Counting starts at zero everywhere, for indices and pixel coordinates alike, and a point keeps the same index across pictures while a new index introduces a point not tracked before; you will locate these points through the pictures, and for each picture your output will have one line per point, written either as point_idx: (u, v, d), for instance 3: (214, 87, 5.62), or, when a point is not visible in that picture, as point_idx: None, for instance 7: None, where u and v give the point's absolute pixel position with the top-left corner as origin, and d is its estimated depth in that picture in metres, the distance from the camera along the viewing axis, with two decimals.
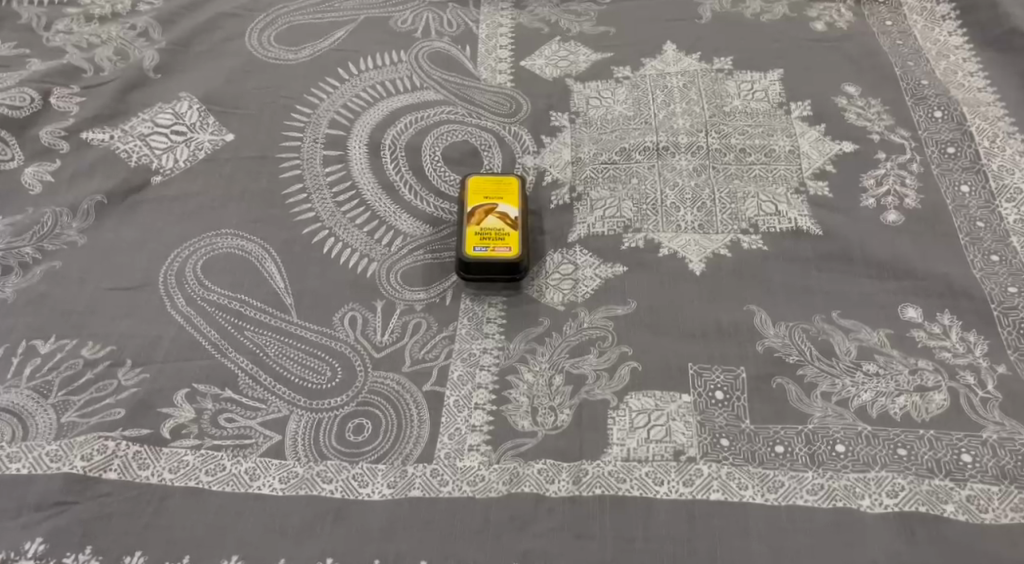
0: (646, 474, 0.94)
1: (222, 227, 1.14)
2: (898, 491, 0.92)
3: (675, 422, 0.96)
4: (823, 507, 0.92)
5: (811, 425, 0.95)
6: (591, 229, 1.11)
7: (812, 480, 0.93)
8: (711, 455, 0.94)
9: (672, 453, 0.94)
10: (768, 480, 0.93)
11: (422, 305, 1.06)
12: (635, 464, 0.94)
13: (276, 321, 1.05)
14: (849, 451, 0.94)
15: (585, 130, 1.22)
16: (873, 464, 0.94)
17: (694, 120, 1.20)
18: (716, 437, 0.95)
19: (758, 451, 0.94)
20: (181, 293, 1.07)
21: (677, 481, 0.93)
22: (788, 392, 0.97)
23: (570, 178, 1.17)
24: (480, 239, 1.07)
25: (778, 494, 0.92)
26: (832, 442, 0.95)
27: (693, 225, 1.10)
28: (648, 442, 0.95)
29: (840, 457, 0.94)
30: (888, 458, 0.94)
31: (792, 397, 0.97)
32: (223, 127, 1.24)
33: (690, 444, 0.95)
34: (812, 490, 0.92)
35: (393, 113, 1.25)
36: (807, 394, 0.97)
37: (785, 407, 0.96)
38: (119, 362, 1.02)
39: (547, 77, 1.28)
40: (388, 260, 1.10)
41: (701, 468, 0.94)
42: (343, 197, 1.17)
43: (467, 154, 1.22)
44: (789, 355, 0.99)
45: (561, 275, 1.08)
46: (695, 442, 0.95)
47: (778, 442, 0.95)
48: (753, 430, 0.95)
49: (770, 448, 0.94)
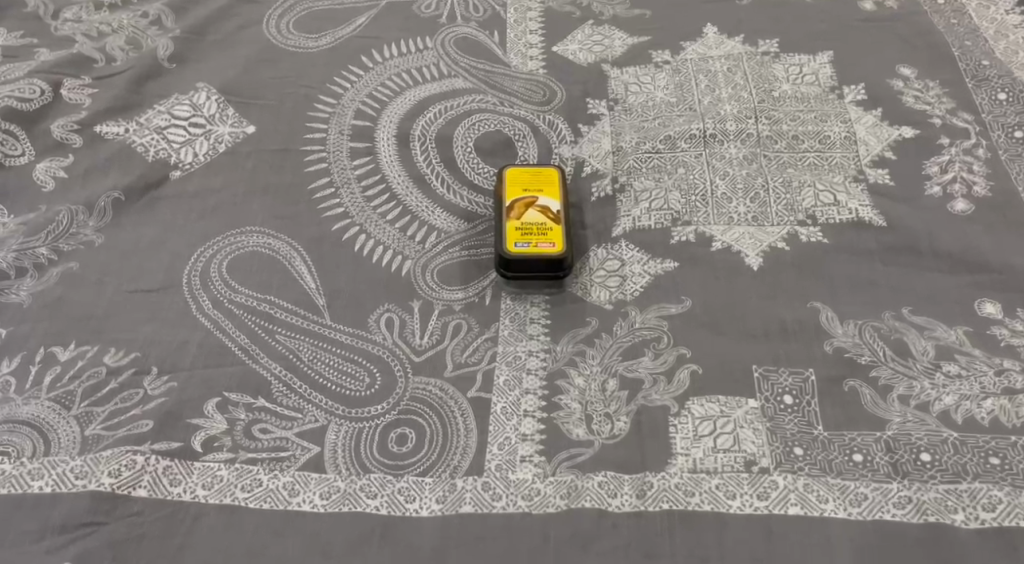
0: (716, 487, 0.88)
1: (248, 226, 1.08)
2: (995, 505, 0.86)
3: (743, 430, 0.90)
4: (913, 522, 0.86)
5: (890, 432, 0.90)
6: (636, 223, 1.06)
7: (897, 492, 0.87)
8: (785, 466, 0.88)
9: (743, 463, 0.89)
10: (850, 493, 0.87)
11: (461, 305, 1.01)
12: (703, 476, 0.89)
13: (309, 324, 0.99)
14: (935, 460, 0.88)
15: (626, 118, 1.16)
16: (964, 475, 0.88)
17: (741, 106, 1.14)
18: (788, 446, 0.89)
19: (835, 461, 0.89)
20: (207, 295, 1.01)
21: (750, 495, 0.87)
22: (861, 395, 0.91)
23: (612, 168, 1.12)
24: (521, 235, 1.02)
25: (861, 508, 0.86)
26: (916, 451, 0.89)
27: (747, 217, 1.04)
28: (715, 452, 0.89)
29: (925, 467, 0.88)
30: (980, 468, 0.88)
31: (867, 401, 0.91)
32: (243, 119, 1.18)
33: (761, 454, 0.89)
34: (898, 503, 0.87)
35: (422, 102, 1.20)
36: (882, 397, 0.91)
37: (858, 411, 0.91)
38: (144, 370, 0.96)
39: (581, 62, 1.23)
40: (423, 257, 1.05)
41: (776, 480, 0.88)
42: (372, 192, 1.12)
43: (501, 145, 1.17)
44: (861, 356, 0.93)
45: (606, 272, 1.02)
46: (767, 451, 0.89)
47: (855, 451, 0.89)
48: (827, 438, 0.90)
49: (848, 457, 0.89)
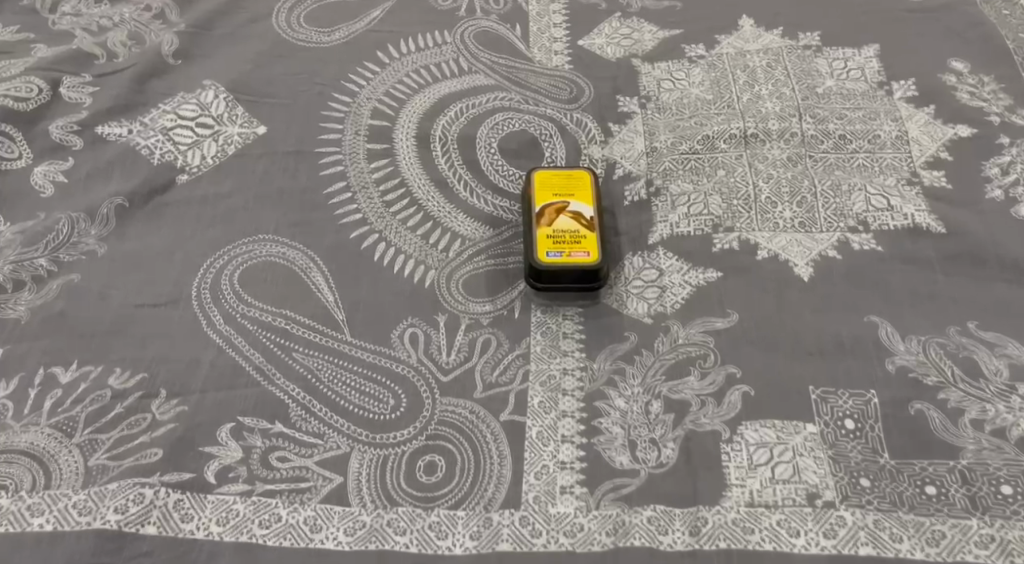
0: (777, 523, 0.82)
1: (260, 234, 1.02)
2: None
3: (803, 459, 0.84)
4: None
5: (965, 462, 0.84)
6: (674, 229, 1.00)
7: (977, 529, 0.81)
8: (852, 500, 0.82)
9: (805, 496, 0.82)
10: (925, 530, 0.81)
11: (489, 319, 0.95)
12: (762, 511, 0.82)
13: (327, 341, 0.92)
14: (1017, 494, 0.82)
15: (659, 116, 1.10)
16: None
17: (783, 103, 1.07)
18: (853, 477, 0.83)
19: (906, 494, 0.82)
20: (218, 309, 0.94)
21: (816, 532, 0.81)
22: (930, 420, 0.85)
23: (647, 170, 1.05)
24: (553, 244, 0.96)
25: (939, 548, 0.80)
26: (995, 483, 0.83)
27: (793, 222, 0.98)
28: (774, 483, 0.83)
29: (1007, 501, 0.82)
30: None
31: (936, 426, 0.85)
32: (254, 119, 1.11)
33: (825, 486, 0.83)
34: (980, 542, 0.80)
35: (442, 101, 1.14)
36: (952, 422, 0.85)
37: (928, 438, 0.84)
38: (151, 393, 0.89)
39: (609, 57, 1.16)
40: (446, 267, 1.00)
41: (843, 516, 0.82)
42: (391, 197, 1.06)
43: (526, 145, 1.10)
44: (927, 377, 0.87)
45: (643, 282, 0.96)
46: (831, 483, 0.83)
47: (927, 482, 0.83)
48: (895, 467, 0.83)
49: (920, 489, 0.82)
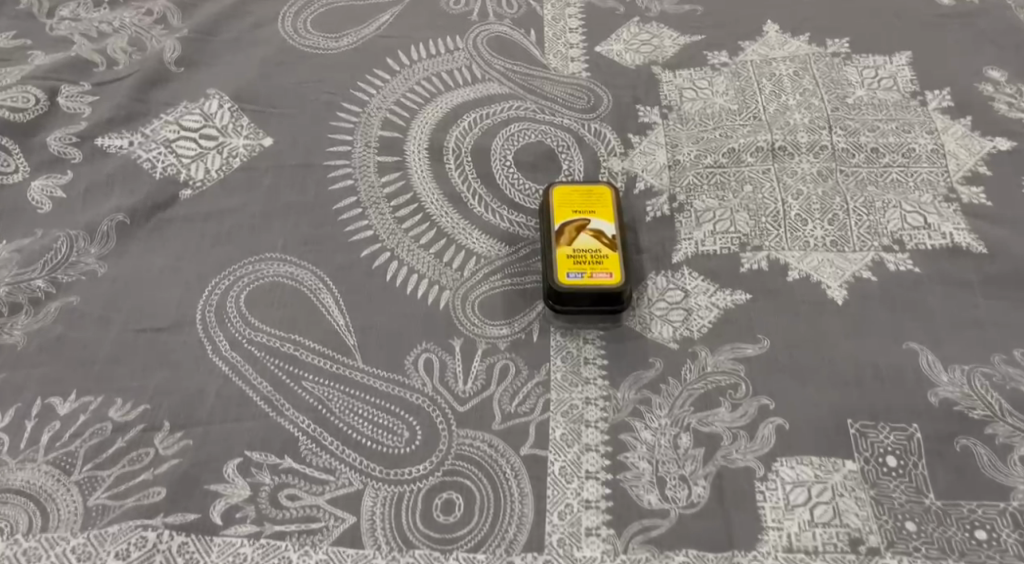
0: None
1: (267, 252, 0.97)
2: None
3: (843, 500, 0.80)
4: None
5: (1016, 503, 0.80)
6: (699, 248, 0.96)
7: None
8: (898, 546, 0.79)
9: (848, 541, 0.79)
10: None
11: (506, 343, 0.91)
12: (801, 556, 0.79)
13: (338, 368, 0.88)
14: None
15: (682, 127, 1.05)
16: None
17: (812, 114, 1.03)
18: (898, 520, 0.80)
19: (954, 538, 0.79)
20: (223, 333, 0.90)
21: None
22: (978, 457, 0.82)
23: (669, 184, 1.01)
24: (573, 264, 0.92)
25: None
26: None
27: (825, 241, 0.94)
28: (814, 526, 0.80)
29: None
30: None
31: (985, 464, 0.81)
32: (260, 130, 1.07)
33: (868, 531, 0.79)
34: None
35: (455, 110, 1.10)
36: (1001, 459, 0.82)
37: (975, 477, 0.81)
38: (154, 426, 0.85)
39: (628, 63, 1.11)
40: (462, 287, 0.96)
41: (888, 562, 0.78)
42: (403, 212, 1.02)
43: (543, 157, 1.06)
44: (974, 410, 0.84)
45: (667, 304, 0.93)
46: (874, 527, 0.79)
47: (976, 526, 0.79)
48: (941, 509, 0.80)
49: (969, 533, 0.79)
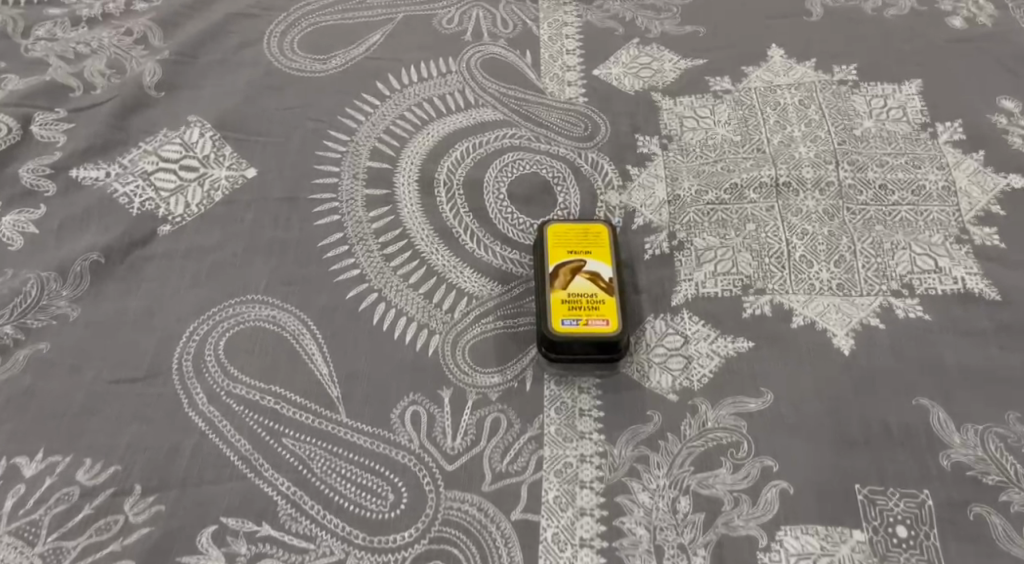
0: None
1: (247, 294, 0.93)
2: None
3: None
4: None
5: None
6: (700, 289, 0.92)
7: None
8: None
9: None
10: None
11: (498, 394, 0.87)
12: None
13: (321, 423, 0.85)
14: None
15: (682, 159, 1.01)
16: None
17: (817, 147, 0.99)
18: None
19: None
20: (201, 385, 0.86)
21: None
22: (991, 526, 0.79)
23: (669, 221, 0.97)
24: (568, 310, 0.88)
25: None
26: None
27: (831, 284, 0.91)
28: None
29: None
30: None
31: (999, 534, 0.79)
32: (243, 160, 1.03)
33: None
34: None
35: (446, 139, 1.05)
36: (1016, 528, 0.79)
37: (989, 549, 0.78)
38: (125, 490, 0.82)
39: (627, 89, 1.07)
40: (452, 331, 0.92)
41: None
42: (391, 249, 0.97)
43: (538, 189, 1.01)
44: (987, 476, 0.81)
45: (666, 350, 0.89)
46: None
47: None
48: None
49: None
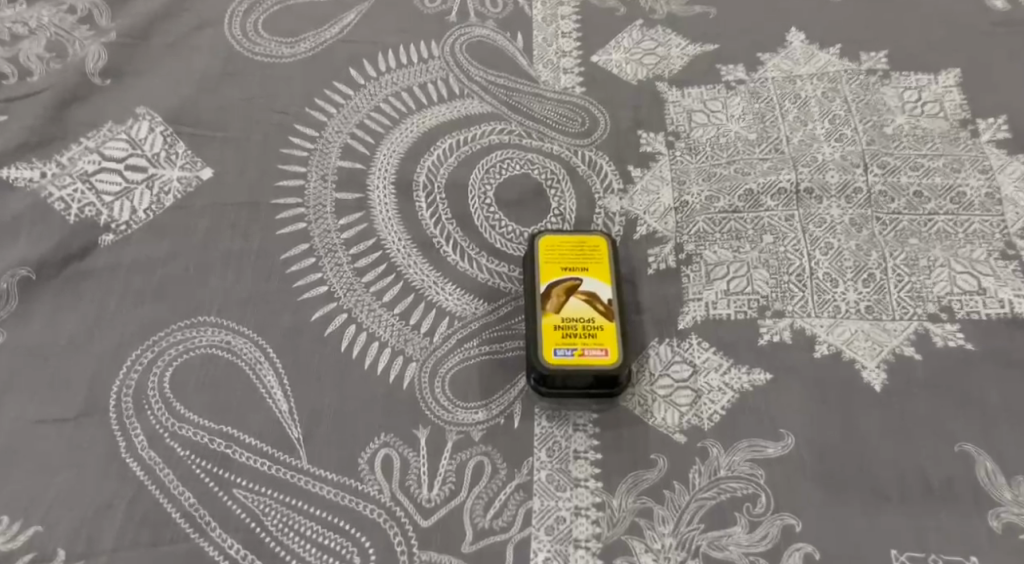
0: None
1: (198, 316, 0.82)
2: None
3: None
4: None
5: None
6: (710, 311, 0.82)
7: None
8: None
9: None
10: None
11: (481, 433, 0.77)
12: None
13: (278, 472, 0.75)
14: None
15: (690, 160, 0.90)
16: None
17: (843, 148, 0.88)
18: None
19: None
20: (141, 425, 0.77)
21: None
22: None
23: (675, 232, 0.86)
24: (562, 338, 0.78)
25: None
26: None
27: (858, 307, 0.80)
28: None
29: None
30: None
31: None
32: (197, 159, 0.92)
33: None
34: None
35: (427, 134, 0.93)
36: None
37: None
38: (46, 555, 0.72)
39: (629, 77, 0.96)
40: (430, 358, 0.81)
41: None
42: (362, 263, 0.86)
43: (529, 192, 0.90)
44: None
45: (672, 382, 0.79)
46: None
47: None
48: None
49: None
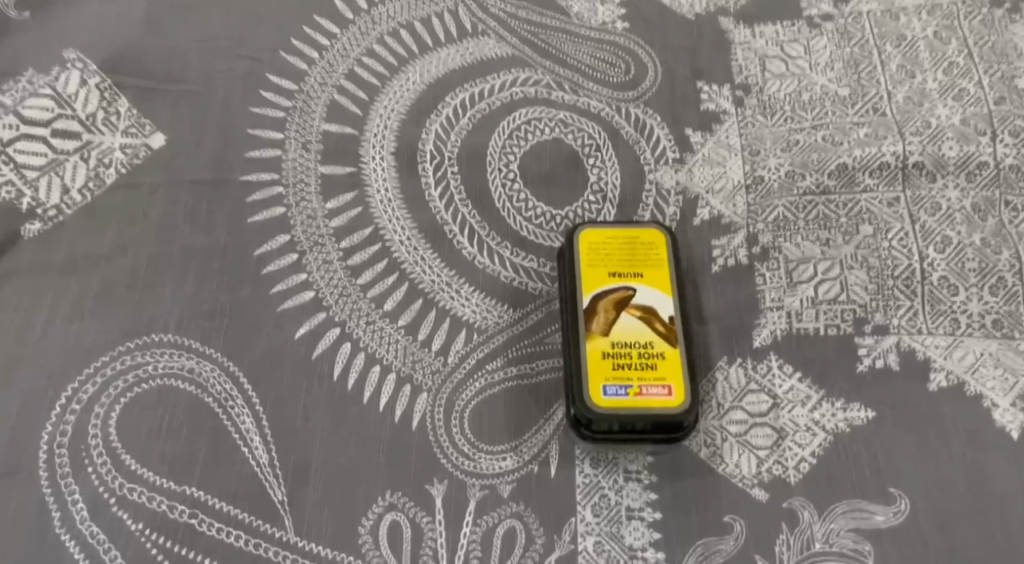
0: None
1: (151, 334, 0.65)
2: None
3: None
4: None
5: None
6: (794, 323, 0.67)
7: None
8: None
9: None
10: None
11: (511, 488, 0.62)
12: None
13: (258, 548, 0.60)
14: None
15: (766, 122, 0.72)
16: None
17: (963, 110, 0.72)
18: None
19: None
20: (81, 489, 0.61)
21: None
22: None
23: (748, 218, 0.70)
24: (614, 371, 0.62)
25: None
26: None
27: (984, 319, 0.66)
28: None
29: None
30: None
31: None
32: (146, 121, 0.71)
33: None
34: None
35: (434, 86, 0.74)
36: None
37: None
38: None
39: (684, 9, 0.77)
40: (444, 387, 0.65)
41: None
42: (356, 259, 0.68)
43: (562, 163, 0.72)
44: None
45: (746, 418, 0.64)
46: None
47: None
48: None
49: None
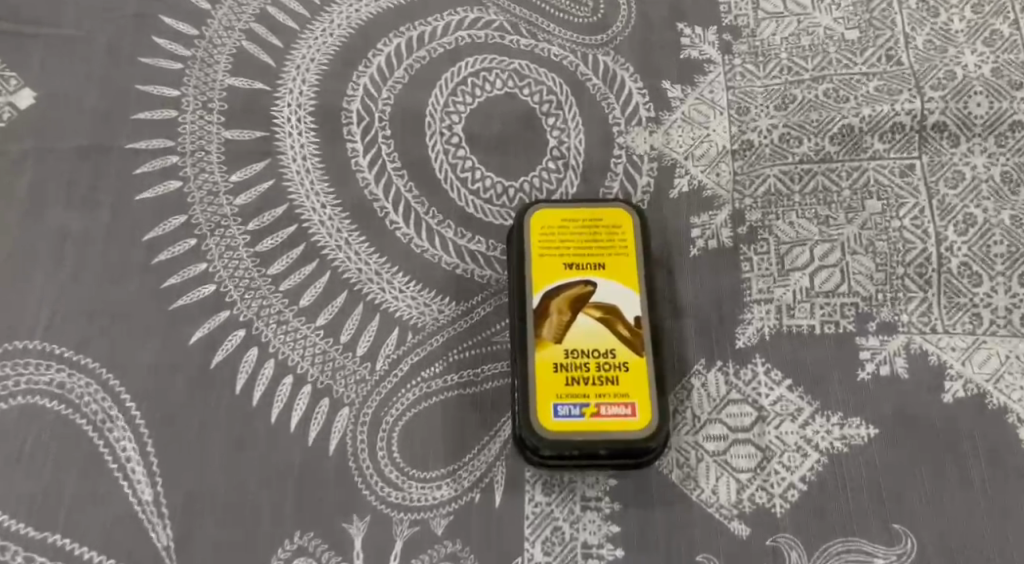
0: None
1: (16, 340, 0.55)
2: None
3: None
4: None
5: None
6: (785, 319, 0.56)
7: None
8: None
9: None
10: None
11: (447, 522, 0.53)
12: None
13: None
14: None
15: (759, 74, 0.61)
16: None
17: (994, 57, 0.60)
18: None
19: None
20: None
21: None
22: None
23: (734, 191, 0.59)
24: (566, 389, 0.52)
25: None
26: None
27: (1011, 316, 0.56)
28: None
29: None
30: None
31: None
32: (12, 74, 0.60)
33: None
34: None
35: (362, 30, 0.62)
36: None
37: None
38: None
39: None
40: (370, 400, 0.54)
41: None
42: (267, 245, 0.57)
43: (516, 123, 0.61)
44: None
45: (726, 435, 0.54)
46: None
47: None
48: None
49: None
